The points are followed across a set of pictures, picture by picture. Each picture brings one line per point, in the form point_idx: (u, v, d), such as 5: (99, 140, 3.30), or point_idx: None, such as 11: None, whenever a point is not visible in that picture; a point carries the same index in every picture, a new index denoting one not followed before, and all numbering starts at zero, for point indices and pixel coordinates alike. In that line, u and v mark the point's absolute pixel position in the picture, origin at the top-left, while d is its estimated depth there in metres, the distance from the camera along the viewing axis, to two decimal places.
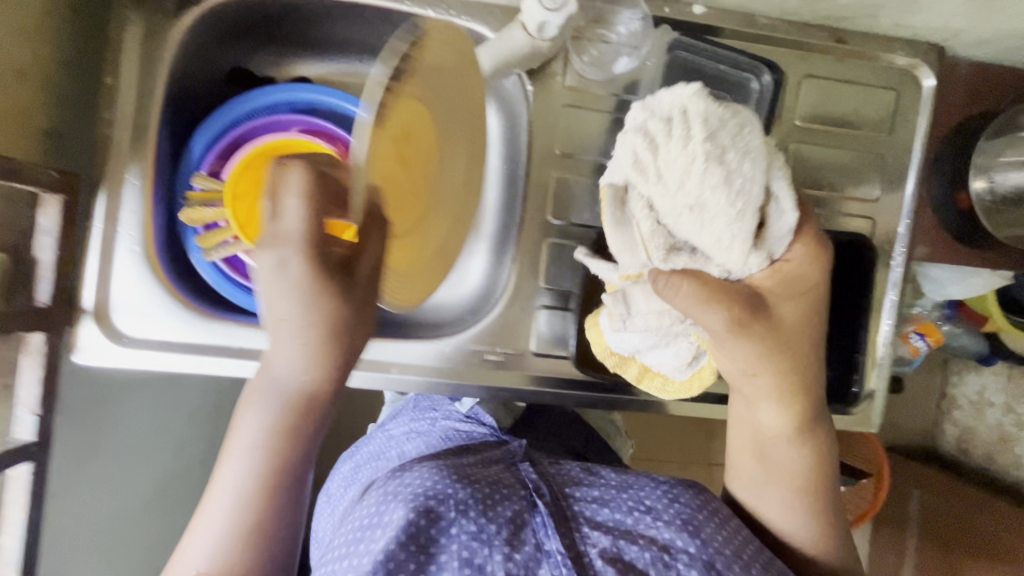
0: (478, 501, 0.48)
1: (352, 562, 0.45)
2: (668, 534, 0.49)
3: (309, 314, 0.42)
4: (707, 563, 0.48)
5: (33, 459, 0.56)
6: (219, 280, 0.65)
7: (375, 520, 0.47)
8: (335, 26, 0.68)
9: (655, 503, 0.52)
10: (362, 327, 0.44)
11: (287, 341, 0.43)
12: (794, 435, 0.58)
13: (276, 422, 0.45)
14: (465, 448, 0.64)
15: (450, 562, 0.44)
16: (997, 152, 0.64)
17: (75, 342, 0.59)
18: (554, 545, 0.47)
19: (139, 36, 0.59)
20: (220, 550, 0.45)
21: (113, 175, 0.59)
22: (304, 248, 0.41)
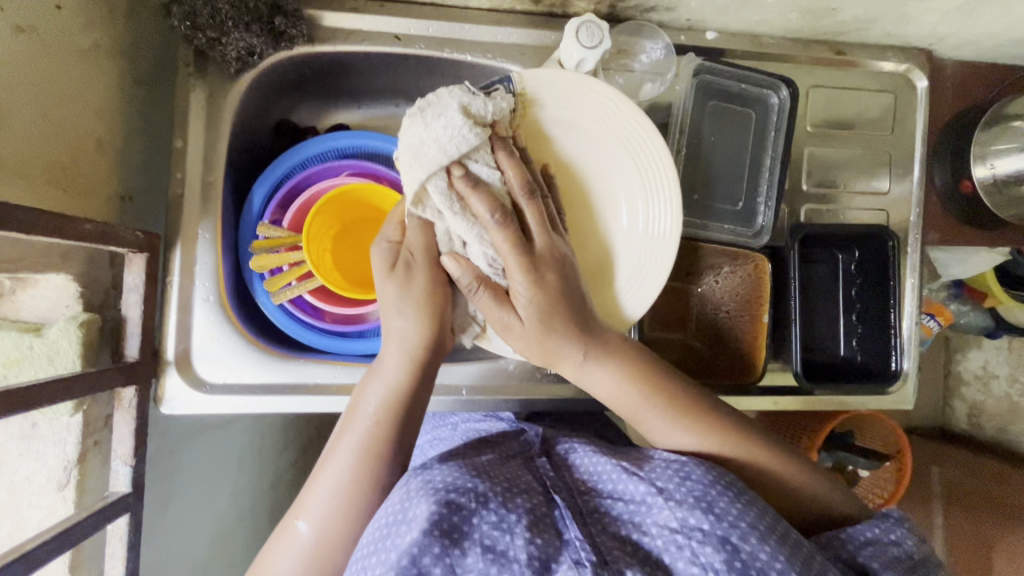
0: (500, 497, 0.48)
1: (380, 559, 0.44)
2: (681, 514, 0.45)
3: (397, 291, 0.56)
4: (722, 538, 0.44)
5: (131, 509, 0.57)
6: (286, 321, 0.66)
7: (400, 516, 0.46)
8: (375, 75, 0.73)
9: (668, 484, 0.48)
10: (438, 294, 0.57)
11: (394, 318, 0.56)
12: (624, 376, 0.57)
13: (387, 406, 0.55)
14: (484, 441, 0.63)
15: (473, 548, 0.43)
16: (990, 142, 0.71)
17: (162, 394, 0.62)
18: (573, 534, 0.46)
19: (202, 99, 0.63)
20: (329, 522, 0.52)
21: (187, 231, 0.63)
22: (386, 241, 0.58)
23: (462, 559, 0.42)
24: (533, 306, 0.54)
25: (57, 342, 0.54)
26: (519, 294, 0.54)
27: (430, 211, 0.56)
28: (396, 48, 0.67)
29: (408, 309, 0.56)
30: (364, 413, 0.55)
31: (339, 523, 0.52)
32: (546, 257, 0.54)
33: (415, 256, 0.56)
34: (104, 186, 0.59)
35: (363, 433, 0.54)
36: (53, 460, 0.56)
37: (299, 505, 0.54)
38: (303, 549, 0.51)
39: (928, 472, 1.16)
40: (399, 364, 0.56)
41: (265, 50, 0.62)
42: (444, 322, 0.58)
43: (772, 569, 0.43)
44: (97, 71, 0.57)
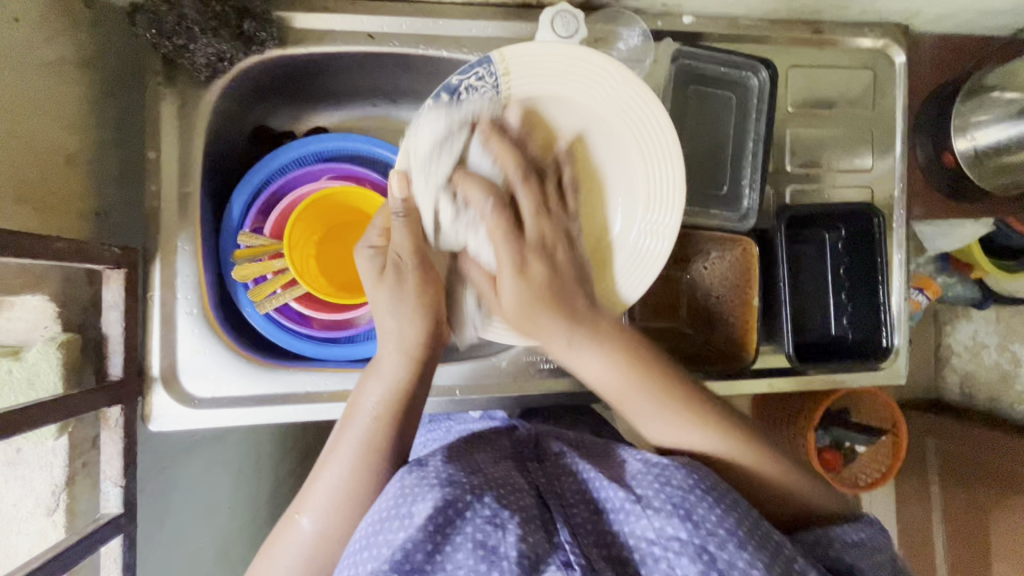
0: (495, 493, 0.47)
1: (371, 554, 0.45)
2: (659, 523, 0.46)
3: (391, 292, 0.57)
4: (698, 548, 0.44)
5: (124, 530, 0.56)
6: (273, 330, 0.65)
7: (394, 511, 0.46)
8: (351, 76, 0.71)
9: (646, 490, 0.48)
10: (427, 291, 0.58)
11: (387, 316, 0.58)
12: (620, 368, 0.57)
13: (386, 404, 0.55)
14: (476, 437, 0.61)
15: (465, 544, 0.43)
16: (971, 112, 0.71)
17: (150, 412, 0.61)
18: (563, 536, 0.46)
19: (174, 109, 0.62)
20: (323, 536, 0.51)
21: (166, 244, 0.62)
22: (370, 245, 0.59)
23: (453, 554, 0.43)
24: (519, 295, 0.57)
25: (36, 364, 0.53)
26: (509, 290, 0.57)
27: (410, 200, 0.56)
28: (370, 47, 0.66)
29: (402, 309, 0.58)
30: (362, 411, 0.55)
31: (341, 521, 0.51)
32: (532, 246, 0.58)
33: (402, 260, 0.57)
34: (77, 203, 0.57)
35: (362, 432, 0.54)
36: (41, 485, 0.55)
37: (292, 505, 0.54)
38: (303, 542, 0.51)
39: (925, 446, 1.17)
40: (399, 361, 0.57)
41: (235, 55, 0.61)
42: (435, 319, 0.59)
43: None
44: (60, 83, 0.55)
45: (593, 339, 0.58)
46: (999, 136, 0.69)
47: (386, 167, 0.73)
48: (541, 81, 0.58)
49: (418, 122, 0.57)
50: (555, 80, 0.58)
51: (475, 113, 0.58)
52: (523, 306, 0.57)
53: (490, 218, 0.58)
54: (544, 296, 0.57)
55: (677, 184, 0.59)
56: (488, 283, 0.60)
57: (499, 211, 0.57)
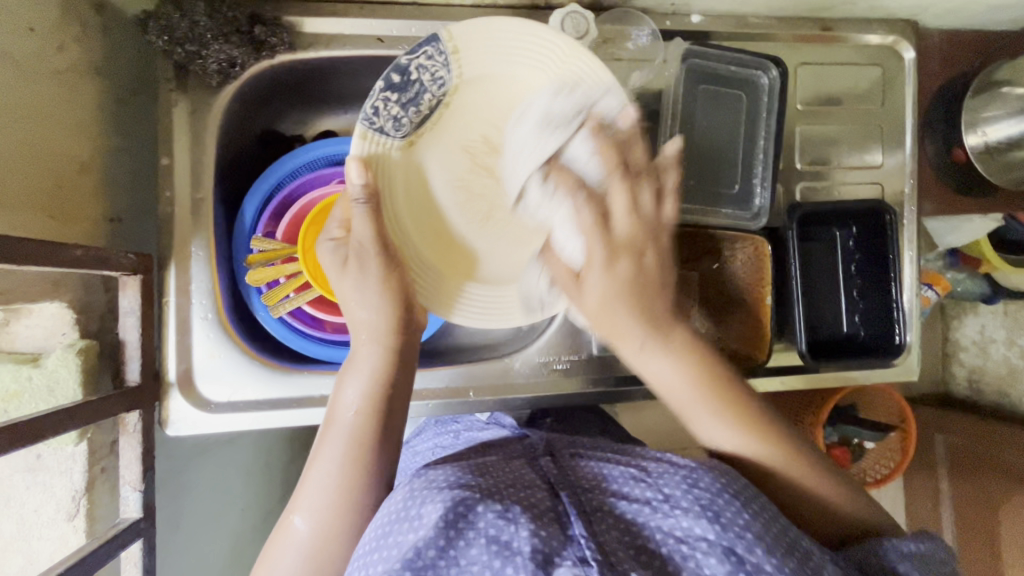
0: (502, 494, 0.48)
1: (381, 556, 0.45)
2: (687, 522, 0.46)
3: (357, 282, 0.57)
4: (726, 549, 0.45)
5: (143, 535, 0.57)
6: (286, 334, 0.66)
7: (404, 512, 0.47)
8: (360, 79, 0.72)
9: (674, 490, 0.48)
10: (395, 276, 0.58)
11: (356, 306, 0.57)
12: (695, 383, 0.55)
13: (367, 396, 0.55)
14: (488, 445, 0.62)
15: (477, 540, 0.43)
16: (980, 108, 0.71)
17: (166, 417, 0.61)
18: (578, 531, 0.46)
19: (186, 115, 0.62)
20: (327, 532, 0.51)
21: (180, 250, 0.62)
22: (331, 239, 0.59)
23: (466, 550, 0.43)
24: (604, 288, 0.55)
25: (56, 371, 0.53)
26: (593, 284, 0.55)
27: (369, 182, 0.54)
28: (380, 51, 0.66)
29: (369, 296, 0.57)
30: (346, 405, 0.55)
31: (337, 515, 0.51)
32: (623, 243, 0.55)
33: (363, 247, 0.56)
34: (92, 210, 0.58)
35: (348, 426, 0.54)
36: (61, 491, 0.55)
37: (290, 505, 0.53)
38: (302, 545, 0.51)
39: (934, 441, 1.17)
40: (379, 351, 0.57)
41: (246, 61, 0.61)
42: (406, 300, 0.58)
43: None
44: (75, 91, 0.55)
45: (665, 343, 0.56)
46: (1011, 130, 0.70)
47: None
48: (486, 58, 0.59)
49: (367, 111, 0.56)
50: (499, 60, 0.60)
51: (421, 111, 0.59)
52: (604, 299, 0.55)
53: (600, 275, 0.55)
54: (625, 296, 0.55)
55: (638, 151, 0.58)
56: (567, 274, 0.57)
57: (593, 205, 0.55)
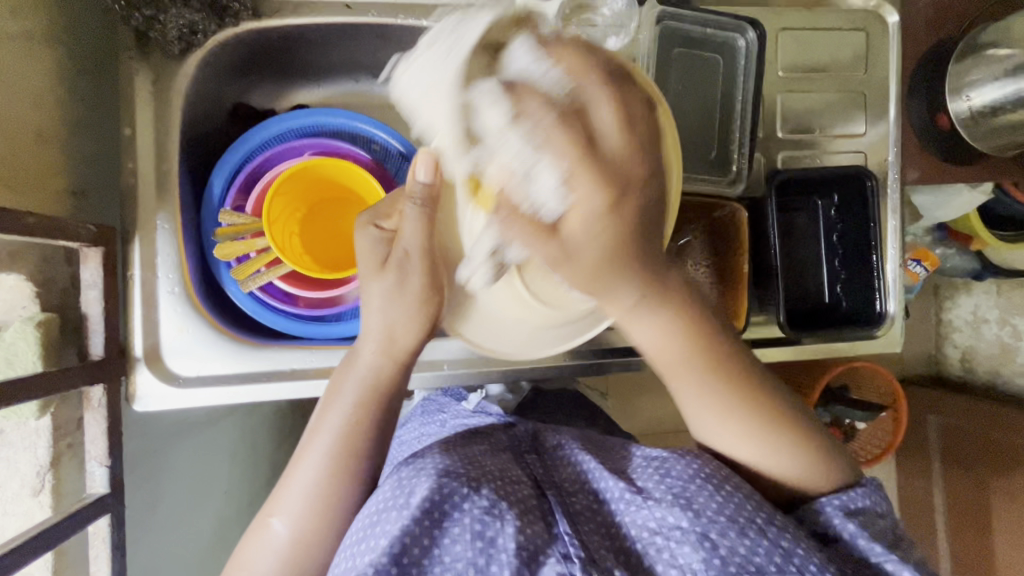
0: (489, 484, 0.49)
1: (369, 545, 0.46)
2: (660, 512, 0.47)
3: (382, 287, 0.53)
4: (700, 535, 0.45)
5: (110, 510, 0.56)
6: (258, 309, 0.65)
7: (392, 501, 0.48)
8: (330, 48, 0.70)
9: (647, 483, 0.50)
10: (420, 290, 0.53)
11: (376, 309, 0.53)
12: (757, 434, 0.50)
13: (364, 404, 0.53)
14: (473, 433, 0.62)
15: (462, 535, 0.45)
16: (966, 72, 0.69)
17: (134, 392, 0.60)
18: (562, 528, 0.48)
19: (149, 84, 0.61)
20: (297, 545, 0.51)
21: (144, 223, 0.61)
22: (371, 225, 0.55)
23: (450, 546, 0.45)
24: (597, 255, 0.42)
25: (14, 343, 0.52)
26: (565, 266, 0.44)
27: (434, 183, 0.49)
28: (349, 18, 0.65)
29: (393, 307, 0.53)
30: (357, 375, 0.54)
31: (315, 520, 0.51)
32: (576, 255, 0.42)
33: (410, 256, 0.51)
34: (51, 179, 0.56)
35: (337, 429, 0.53)
36: (25, 466, 0.55)
37: (270, 505, 0.53)
38: (279, 549, 0.51)
39: (925, 422, 1.16)
40: (382, 364, 0.54)
41: (208, 28, 0.60)
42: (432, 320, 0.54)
43: (753, 562, 0.44)
44: (31, 58, 0.54)
45: (654, 315, 0.48)
46: (995, 95, 0.67)
47: (367, 142, 0.72)
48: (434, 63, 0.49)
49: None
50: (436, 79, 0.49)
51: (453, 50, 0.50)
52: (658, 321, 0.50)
53: (580, 191, 0.40)
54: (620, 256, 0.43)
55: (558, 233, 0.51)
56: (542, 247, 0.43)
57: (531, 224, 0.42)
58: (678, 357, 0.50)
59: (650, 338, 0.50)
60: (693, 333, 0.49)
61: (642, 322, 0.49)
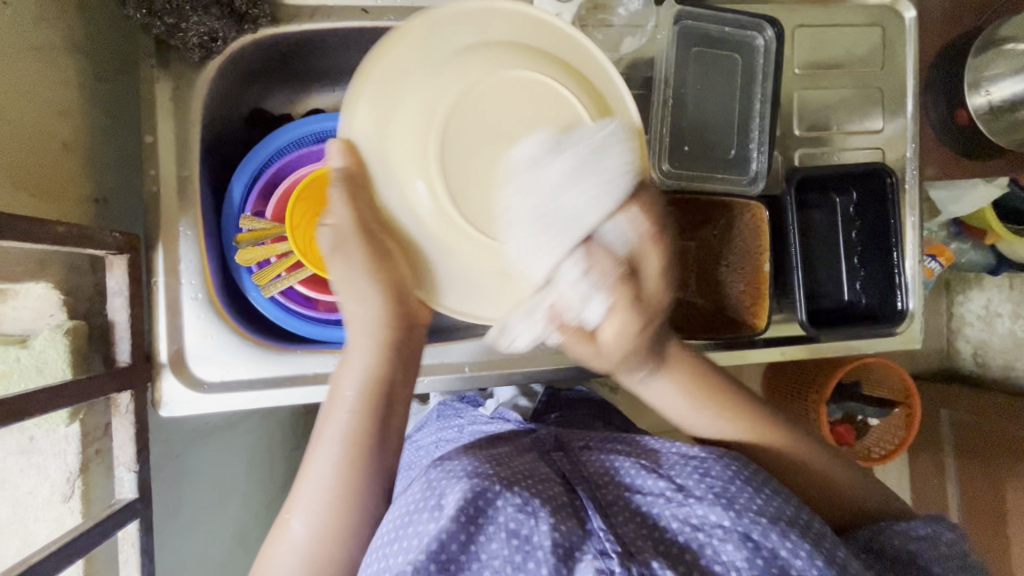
0: (520, 483, 0.49)
1: (403, 546, 0.46)
2: (702, 510, 0.48)
3: (352, 272, 0.53)
4: (742, 535, 0.46)
5: (139, 515, 0.56)
6: (280, 314, 0.65)
7: (424, 503, 0.48)
8: (346, 53, 0.71)
9: (687, 481, 0.51)
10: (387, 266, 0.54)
11: (353, 294, 0.54)
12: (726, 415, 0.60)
13: (367, 384, 0.54)
14: (496, 437, 0.63)
15: (498, 534, 0.45)
16: (983, 67, 0.69)
17: (159, 398, 0.60)
18: (596, 524, 0.47)
19: (169, 91, 0.61)
20: (319, 543, 0.51)
21: (167, 230, 0.61)
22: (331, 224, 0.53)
23: (487, 545, 0.45)
24: (623, 343, 0.55)
25: (44, 351, 0.53)
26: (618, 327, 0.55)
27: (351, 166, 0.51)
28: (365, 22, 0.65)
29: (361, 288, 0.54)
30: (351, 368, 0.55)
31: (333, 518, 0.51)
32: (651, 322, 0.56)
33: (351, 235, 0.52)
34: (75, 188, 0.57)
35: (342, 426, 0.53)
36: (55, 473, 0.55)
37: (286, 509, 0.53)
38: (298, 548, 0.51)
39: (938, 418, 1.16)
40: (374, 352, 0.55)
41: (227, 34, 0.60)
42: (400, 297, 0.55)
43: (794, 565, 0.45)
44: (55, 68, 0.55)
45: (661, 367, 0.60)
46: (1013, 90, 0.68)
47: None
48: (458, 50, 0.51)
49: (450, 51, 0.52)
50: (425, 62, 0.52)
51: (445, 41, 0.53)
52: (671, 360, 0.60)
53: (650, 264, 0.54)
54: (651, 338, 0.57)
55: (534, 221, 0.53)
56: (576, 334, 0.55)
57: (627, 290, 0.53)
58: (691, 405, 0.60)
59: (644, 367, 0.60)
60: (701, 384, 0.60)
61: (651, 384, 0.61)
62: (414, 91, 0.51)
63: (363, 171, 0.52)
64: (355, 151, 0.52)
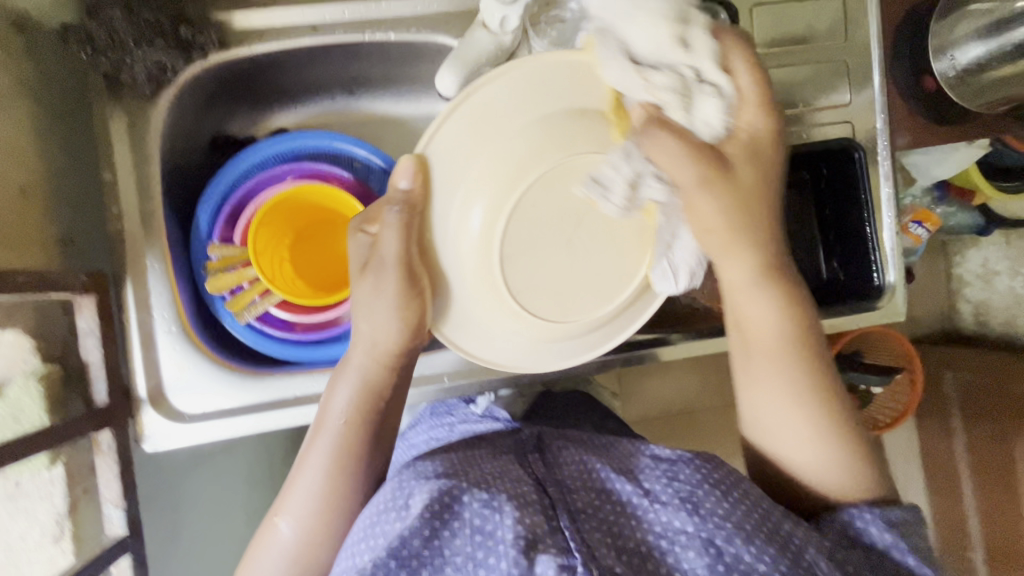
0: (488, 482, 0.50)
1: (369, 544, 0.48)
2: (666, 517, 0.49)
3: (368, 297, 0.55)
4: (706, 541, 0.47)
5: (131, 550, 0.57)
6: (257, 339, 0.66)
7: (391, 502, 0.50)
8: (303, 69, 0.70)
9: (654, 486, 0.52)
10: (410, 309, 0.54)
11: (368, 315, 0.56)
12: (814, 423, 0.54)
13: (357, 402, 0.56)
14: (478, 440, 0.63)
15: (462, 530, 0.47)
16: (950, 30, 0.68)
17: (141, 432, 0.60)
18: (564, 522, 0.48)
19: (123, 127, 0.61)
20: (303, 548, 0.53)
21: (134, 265, 0.61)
22: (359, 230, 0.57)
23: (451, 541, 0.47)
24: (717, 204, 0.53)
25: (18, 399, 0.53)
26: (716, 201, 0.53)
27: (415, 191, 0.51)
28: (316, 39, 0.64)
29: (379, 313, 0.55)
30: (348, 374, 0.57)
31: (317, 520, 0.54)
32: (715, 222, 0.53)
33: (384, 264, 0.53)
34: (38, 233, 0.57)
35: (337, 430, 0.56)
36: (44, 515, 0.56)
37: (279, 502, 0.55)
38: (284, 548, 0.53)
39: (943, 380, 1.15)
40: (375, 364, 0.57)
41: (176, 65, 0.60)
42: (418, 332, 0.56)
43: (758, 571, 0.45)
44: (5, 116, 0.55)
45: (759, 292, 0.55)
46: (976, 53, 0.67)
47: (348, 161, 0.72)
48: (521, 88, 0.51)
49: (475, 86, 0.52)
50: (515, 96, 0.51)
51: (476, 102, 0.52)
52: (789, 333, 0.55)
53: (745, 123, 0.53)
54: (735, 215, 0.54)
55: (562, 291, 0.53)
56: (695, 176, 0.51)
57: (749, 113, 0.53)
58: (760, 367, 0.56)
59: (758, 311, 0.56)
60: (799, 324, 0.56)
61: (755, 295, 0.55)
62: (490, 136, 0.50)
63: (425, 200, 0.52)
64: (426, 171, 0.52)
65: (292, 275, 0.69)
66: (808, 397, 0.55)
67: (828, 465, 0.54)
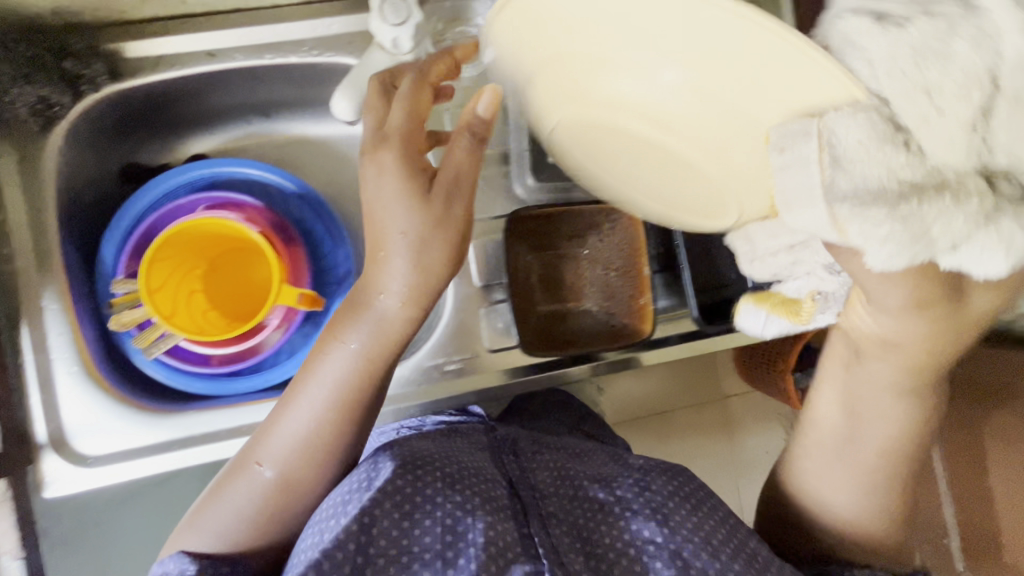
0: (460, 482, 0.51)
1: (334, 525, 0.46)
2: (637, 525, 0.52)
3: (399, 218, 0.48)
4: (674, 552, 0.50)
5: None
6: (167, 375, 0.64)
7: (357, 483, 0.49)
8: (211, 96, 0.69)
9: (626, 493, 0.55)
10: (436, 244, 0.49)
11: (397, 252, 0.49)
12: (864, 491, 0.55)
13: (368, 360, 0.52)
14: (452, 431, 0.63)
15: (432, 527, 0.47)
16: None
17: (44, 478, 0.59)
18: (533, 529, 0.49)
19: (13, 166, 0.60)
20: (256, 502, 0.52)
21: (30, 306, 0.60)
22: (395, 153, 0.49)
23: (420, 537, 0.46)
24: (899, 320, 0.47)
25: None
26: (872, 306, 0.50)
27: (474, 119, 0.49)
28: (214, 65, 0.64)
29: (407, 254, 0.49)
30: (368, 320, 0.51)
31: (295, 470, 0.52)
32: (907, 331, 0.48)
33: (450, 185, 0.49)
34: None
35: (301, 430, 0.52)
36: None
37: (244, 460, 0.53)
38: (259, 487, 0.52)
39: None
40: (398, 319, 0.51)
41: (66, 99, 0.60)
42: (441, 283, 0.51)
43: None
44: None
45: (863, 364, 0.54)
46: None
47: (261, 185, 0.70)
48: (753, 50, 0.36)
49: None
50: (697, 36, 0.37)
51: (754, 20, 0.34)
52: (892, 426, 0.54)
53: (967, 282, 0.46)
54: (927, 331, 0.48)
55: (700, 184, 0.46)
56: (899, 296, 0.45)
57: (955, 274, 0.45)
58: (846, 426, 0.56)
59: (878, 382, 0.53)
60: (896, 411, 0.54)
61: (867, 366, 0.53)
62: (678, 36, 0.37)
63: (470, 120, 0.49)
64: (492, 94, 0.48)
65: (206, 305, 0.67)
66: (880, 476, 0.55)
67: (868, 521, 0.55)
